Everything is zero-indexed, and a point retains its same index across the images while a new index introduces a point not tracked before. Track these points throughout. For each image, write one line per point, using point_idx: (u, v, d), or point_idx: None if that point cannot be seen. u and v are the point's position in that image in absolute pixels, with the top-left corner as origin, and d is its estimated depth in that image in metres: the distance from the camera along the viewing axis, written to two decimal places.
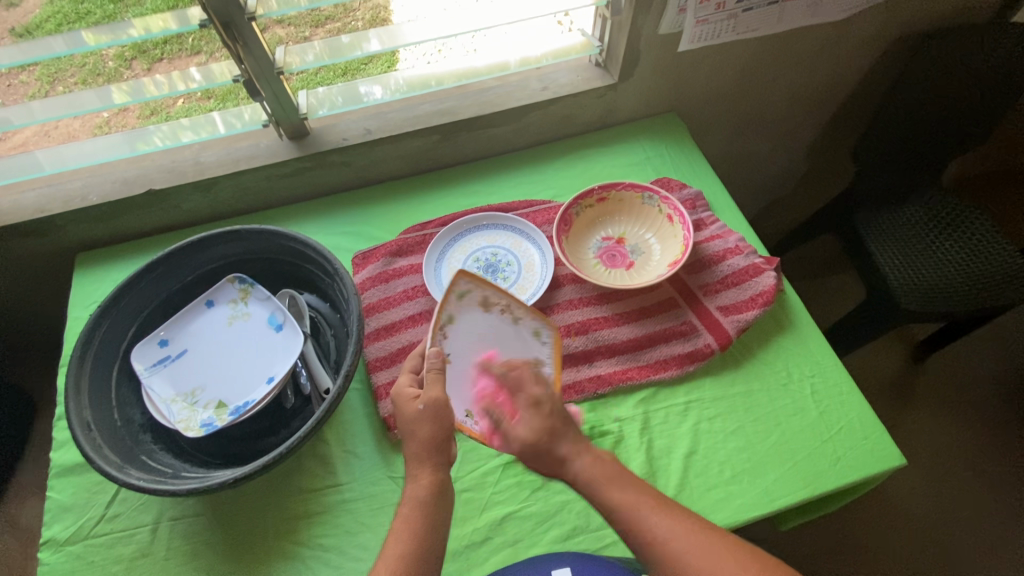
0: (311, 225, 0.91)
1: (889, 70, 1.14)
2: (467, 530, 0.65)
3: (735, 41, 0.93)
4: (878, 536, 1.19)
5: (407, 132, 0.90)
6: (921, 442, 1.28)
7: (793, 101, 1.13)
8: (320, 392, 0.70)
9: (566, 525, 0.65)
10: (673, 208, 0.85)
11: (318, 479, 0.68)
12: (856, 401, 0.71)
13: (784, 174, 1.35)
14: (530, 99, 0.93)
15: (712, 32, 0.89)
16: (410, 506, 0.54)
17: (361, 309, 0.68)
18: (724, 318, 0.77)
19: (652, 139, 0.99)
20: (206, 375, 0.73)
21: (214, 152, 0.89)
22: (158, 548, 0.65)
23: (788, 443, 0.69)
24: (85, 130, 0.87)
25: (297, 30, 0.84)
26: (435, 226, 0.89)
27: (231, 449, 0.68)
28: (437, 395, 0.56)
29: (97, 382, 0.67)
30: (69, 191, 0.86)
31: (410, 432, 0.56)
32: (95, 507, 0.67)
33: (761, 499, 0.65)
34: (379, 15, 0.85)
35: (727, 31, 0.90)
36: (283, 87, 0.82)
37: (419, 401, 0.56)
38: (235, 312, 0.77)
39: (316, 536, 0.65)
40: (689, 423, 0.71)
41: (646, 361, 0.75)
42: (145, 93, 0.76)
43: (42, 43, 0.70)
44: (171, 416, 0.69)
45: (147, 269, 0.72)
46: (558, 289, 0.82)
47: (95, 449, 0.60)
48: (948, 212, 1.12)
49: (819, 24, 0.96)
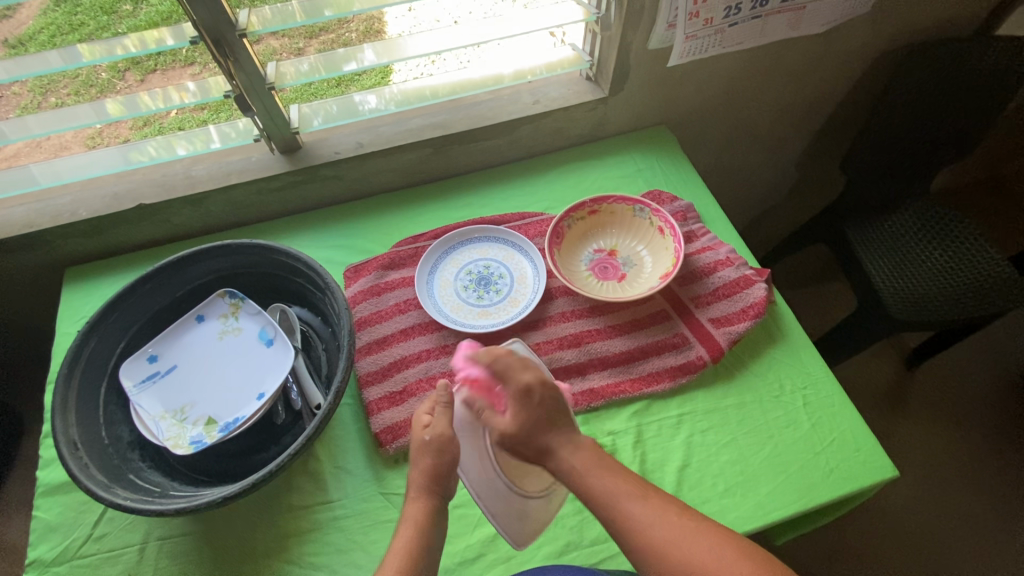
0: (301, 238, 0.91)
1: (876, 82, 1.15)
2: (460, 547, 0.64)
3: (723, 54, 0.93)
4: (874, 546, 1.18)
5: (398, 146, 0.90)
6: (915, 451, 1.29)
7: (784, 111, 1.14)
8: (311, 408, 0.70)
9: (559, 541, 0.65)
10: (664, 220, 0.85)
11: (308, 496, 0.68)
12: (848, 414, 0.71)
13: (776, 184, 1.35)
14: (522, 112, 0.93)
15: (700, 47, 0.89)
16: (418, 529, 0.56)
17: (352, 324, 0.67)
18: (716, 330, 0.77)
19: (643, 151, 1.00)
20: (196, 392, 0.72)
21: (205, 166, 0.89)
22: (145, 568, 0.64)
23: (781, 455, 0.69)
24: (78, 141, 0.87)
25: (291, 42, 0.85)
26: (428, 239, 0.89)
27: (220, 467, 0.67)
28: (444, 429, 0.59)
29: (85, 399, 0.66)
30: (59, 206, 0.86)
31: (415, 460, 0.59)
32: (82, 527, 0.66)
33: (755, 512, 0.65)
34: (372, 27, 0.86)
35: (716, 46, 0.90)
36: (275, 102, 0.82)
37: (426, 431, 0.59)
38: (226, 327, 0.77)
39: (307, 554, 0.64)
40: (683, 435, 0.71)
41: (637, 374, 0.75)
42: (142, 106, 0.76)
43: (40, 57, 0.70)
44: (159, 433, 0.68)
45: (137, 284, 0.72)
46: (551, 302, 0.82)
47: (82, 469, 0.59)
48: (936, 222, 1.13)
49: (805, 38, 0.97)
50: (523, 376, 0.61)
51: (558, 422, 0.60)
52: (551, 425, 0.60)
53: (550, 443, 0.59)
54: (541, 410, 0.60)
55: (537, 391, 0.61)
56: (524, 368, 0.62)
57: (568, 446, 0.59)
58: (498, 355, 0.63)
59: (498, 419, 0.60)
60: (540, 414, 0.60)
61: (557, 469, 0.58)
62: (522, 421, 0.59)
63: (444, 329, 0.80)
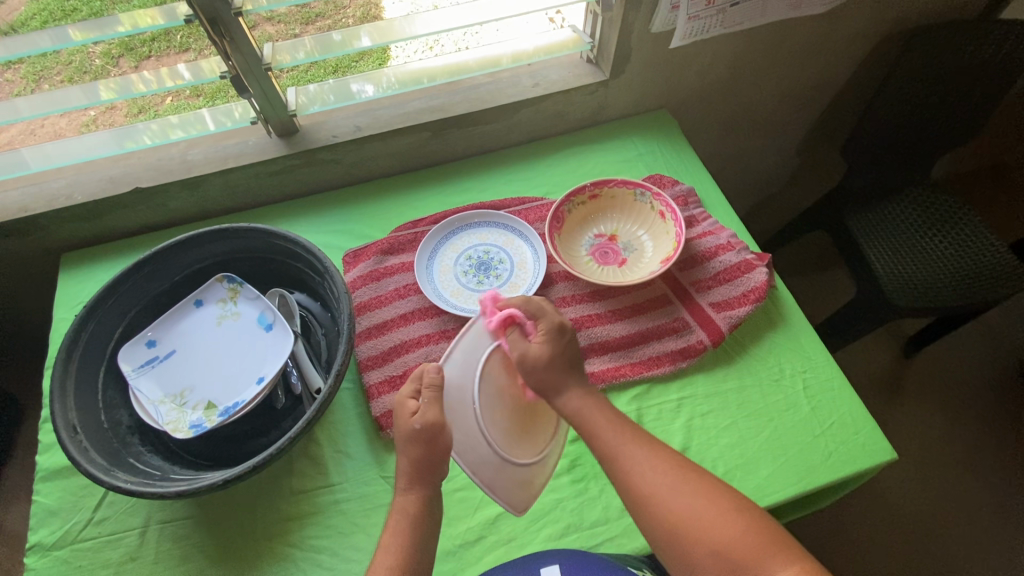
0: (299, 223, 0.90)
1: (880, 64, 1.14)
2: (460, 529, 0.64)
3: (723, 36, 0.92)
4: (869, 529, 1.20)
5: (396, 130, 0.89)
6: (911, 435, 1.30)
7: (786, 95, 1.13)
8: (311, 392, 0.70)
9: (560, 523, 0.65)
10: (665, 204, 0.85)
11: (309, 479, 0.68)
12: (848, 397, 0.72)
13: (776, 170, 1.35)
14: (522, 95, 0.92)
15: (702, 28, 0.88)
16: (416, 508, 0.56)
17: (352, 308, 0.67)
18: (716, 314, 0.77)
19: (643, 135, 0.99)
20: (196, 376, 0.72)
21: (201, 150, 0.88)
22: (147, 552, 0.64)
23: (781, 438, 0.69)
24: (72, 128, 0.86)
25: (287, 27, 0.83)
26: (426, 224, 0.88)
27: (220, 451, 0.67)
28: (434, 417, 0.56)
29: (84, 383, 0.66)
30: (53, 190, 0.85)
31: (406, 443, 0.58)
32: (82, 510, 0.66)
33: (754, 494, 0.65)
34: (369, 13, 0.84)
35: (716, 26, 0.88)
36: (272, 85, 0.81)
37: (415, 420, 0.56)
38: (225, 312, 0.76)
39: (308, 537, 0.64)
40: (683, 418, 0.71)
41: (638, 358, 0.75)
42: (134, 90, 0.75)
43: (28, 38, 0.69)
44: (159, 418, 0.67)
45: (135, 268, 0.71)
46: (550, 287, 0.82)
47: (82, 453, 0.59)
48: (937, 208, 1.12)
49: (808, 21, 0.96)
50: (555, 315, 0.62)
51: (576, 367, 0.61)
52: (573, 365, 0.61)
53: (566, 383, 0.60)
54: (569, 350, 0.61)
55: (568, 331, 0.62)
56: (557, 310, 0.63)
57: (580, 390, 0.60)
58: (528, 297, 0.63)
59: (528, 348, 0.60)
60: (566, 353, 0.61)
61: (565, 407, 0.60)
62: (550, 353, 0.60)
63: (444, 314, 0.79)
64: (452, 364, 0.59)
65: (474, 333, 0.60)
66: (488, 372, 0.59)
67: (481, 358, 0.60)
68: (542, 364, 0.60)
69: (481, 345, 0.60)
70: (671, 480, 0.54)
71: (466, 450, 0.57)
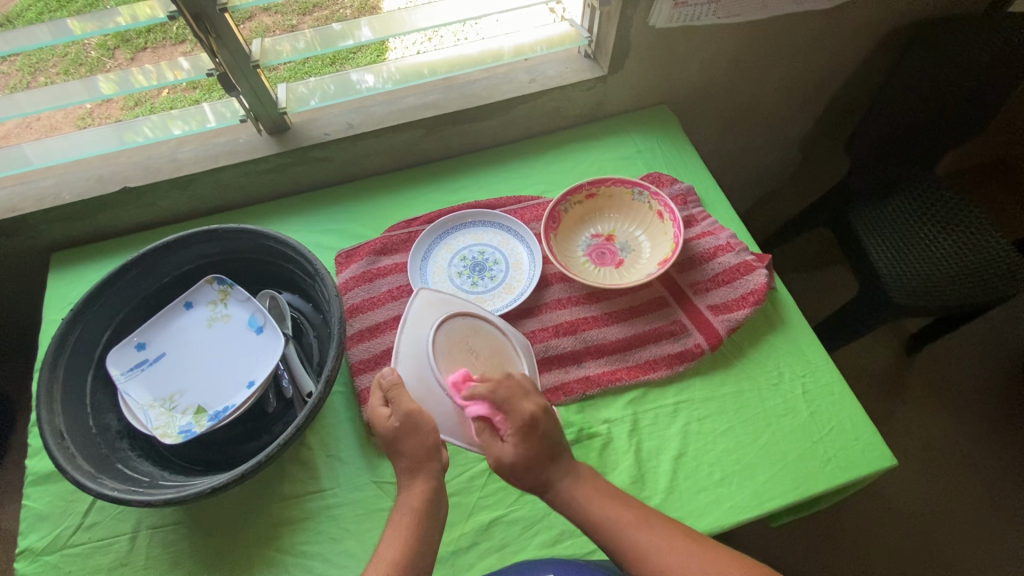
0: (292, 222, 0.89)
1: (887, 59, 1.12)
2: (453, 535, 0.64)
3: (716, 27, 0.89)
4: (867, 529, 1.19)
5: (391, 127, 0.88)
6: (914, 435, 1.29)
7: (791, 89, 1.10)
8: (303, 395, 0.69)
9: (553, 529, 0.64)
10: (663, 204, 0.83)
11: (300, 484, 0.67)
12: (847, 401, 0.70)
13: (779, 164, 1.33)
14: (519, 90, 0.90)
15: (690, 15, 0.85)
16: (406, 517, 0.55)
17: (343, 311, 0.65)
18: (715, 317, 0.76)
19: (642, 132, 0.97)
20: (185, 380, 0.71)
21: (191, 148, 0.87)
22: (137, 557, 0.63)
23: (779, 444, 0.68)
24: (68, 122, 0.84)
25: (284, 18, 0.81)
26: (421, 223, 0.86)
27: (211, 456, 0.67)
28: (410, 407, 0.57)
29: (71, 388, 0.65)
30: (43, 188, 0.84)
31: (397, 451, 0.57)
32: (72, 516, 0.65)
33: (751, 500, 0.64)
34: (367, 3, 0.82)
35: (708, 15, 0.86)
36: (260, 81, 0.79)
37: (394, 419, 0.57)
38: (215, 314, 0.75)
39: (299, 543, 0.64)
40: (679, 424, 0.70)
41: (635, 361, 0.74)
42: (134, 84, 0.73)
43: (28, 32, 0.67)
44: (148, 422, 0.67)
45: (124, 270, 0.70)
46: (546, 288, 0.81)
47: (69, 459, 0.58)
48: (941, 204, 1.11)
49: (813, 15, 0.94)
50: (525, 405, 0.57)
51: (558, 454, 0.59)
52: (552, 459, 0.58)
53: (549, 476, 0.58)
54: (544, 442, 0.58)
55: (542, 421, 0.58)
56: (526, 395, 0.58)
57: (568, 479, 0.58)
58: (498, 380, 0.58)
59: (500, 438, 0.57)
60: (544, 448, 0.57)
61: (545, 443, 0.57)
62: (524, 454, 0.57)
63: None
64: (405, 361, 0.61)
65: (410, 329, 0.63)
66: (439, 350, 0.61)
67: (426, 344, 0.62)
68: (519, 467, 0.57)
69: (421, 335, 0.63)
70: (689, 562, 0.53)
71: (452, 426, 0.59)
